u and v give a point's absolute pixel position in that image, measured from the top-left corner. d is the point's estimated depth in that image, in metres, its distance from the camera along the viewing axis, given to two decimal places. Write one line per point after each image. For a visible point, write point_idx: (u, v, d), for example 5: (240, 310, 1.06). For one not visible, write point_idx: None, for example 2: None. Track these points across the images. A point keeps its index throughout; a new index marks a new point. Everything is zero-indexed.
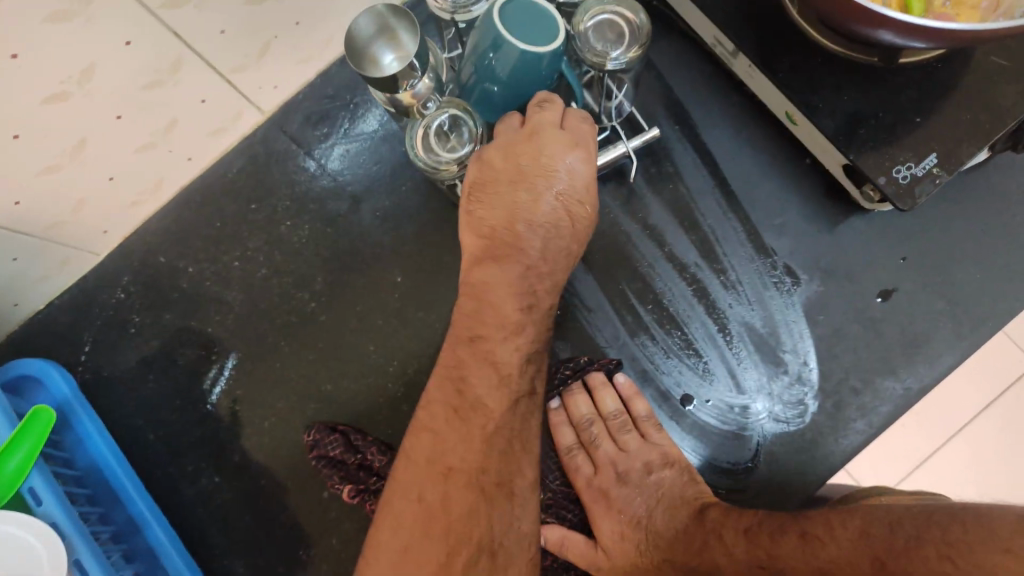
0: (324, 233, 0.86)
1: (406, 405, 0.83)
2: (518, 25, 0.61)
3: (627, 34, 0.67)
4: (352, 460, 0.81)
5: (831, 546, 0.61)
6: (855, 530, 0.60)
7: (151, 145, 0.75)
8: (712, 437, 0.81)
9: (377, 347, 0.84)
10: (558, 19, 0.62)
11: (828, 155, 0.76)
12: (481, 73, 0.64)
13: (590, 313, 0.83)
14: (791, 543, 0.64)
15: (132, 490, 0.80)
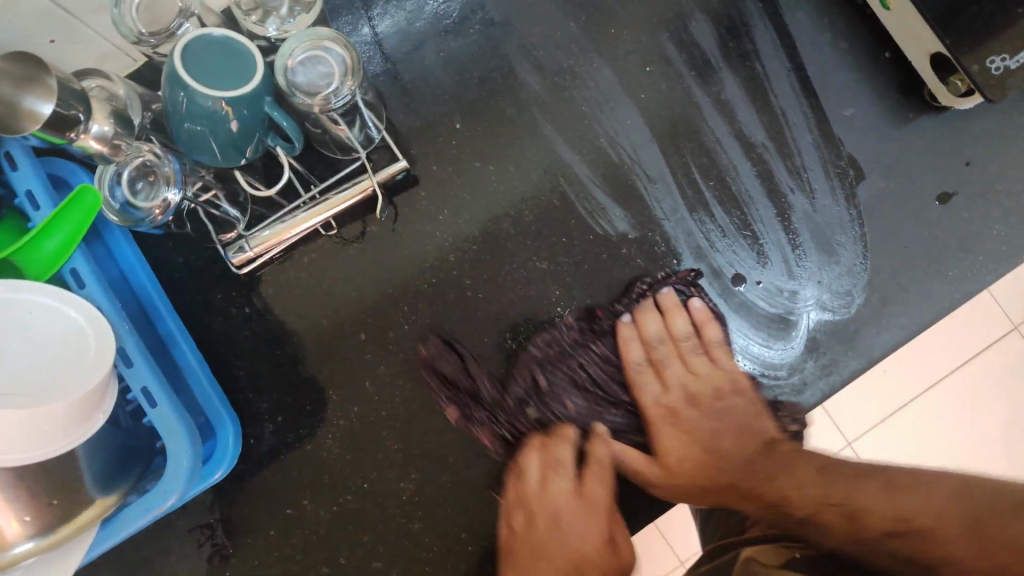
0: (385, 66, 0.82)
1: (453, 256, 0.81)
2: (205, 73, 0.61)
3: (337, 68, 0.66)
4: (463, 384, 0.80)
5: (781, 488, 0.73)
6: (953, 502, 0.64)
7: None
8: (758, 318, 0.81)
9: (430, 194, 0.81)
10: (253, 56, 0.63)
11: (916, 42, 0.75)
12: (177, 111, 0.63)
13: (651, 183, 0.82)
14: (809, 468, 0.74)
15: (158, 301, 0.73)
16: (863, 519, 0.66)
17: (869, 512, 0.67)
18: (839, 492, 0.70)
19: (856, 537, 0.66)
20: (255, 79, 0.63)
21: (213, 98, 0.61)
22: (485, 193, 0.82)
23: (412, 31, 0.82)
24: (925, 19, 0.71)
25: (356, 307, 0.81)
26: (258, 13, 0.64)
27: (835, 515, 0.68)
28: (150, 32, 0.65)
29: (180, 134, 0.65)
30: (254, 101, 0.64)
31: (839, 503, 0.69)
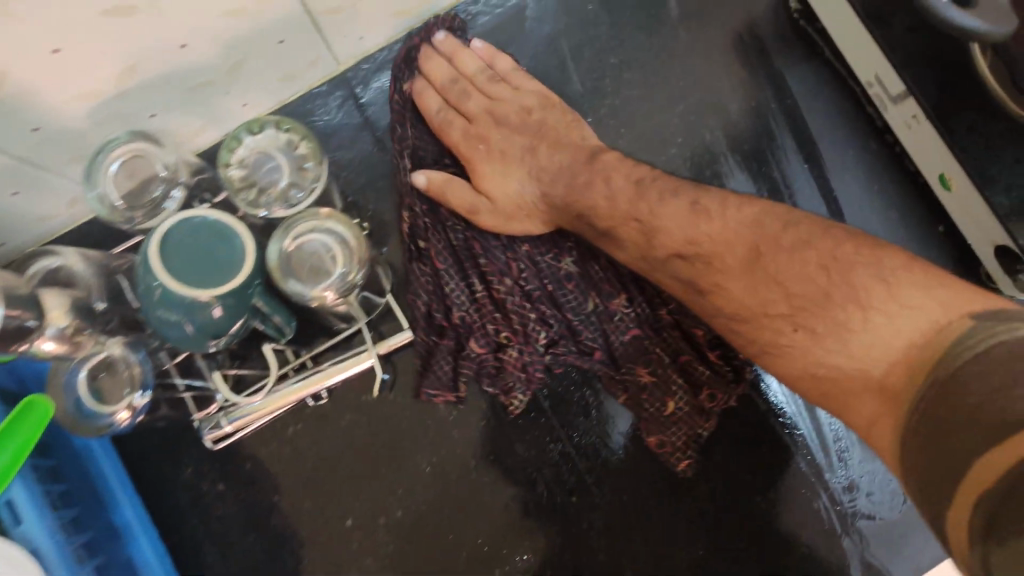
0: (388, 215, 0.74)
1: (456, 431, 0.72)
2: (188, 262, 0.54)
3: (339, 252, 0.57)
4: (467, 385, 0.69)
5: (721, 278, 0.59)
6: (878, 286, 0.50)
7: (208, 84, 0.63)
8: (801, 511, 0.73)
9: None
10: (245, 245, 0.55)
11: (981, 230, 0.68)
12: (149, 301, 0.55)
13: None
14: (673, 275, 0.62)
15: (117, 487, 0.66)
16: (816, 302, 0.53)
17: (791, 280, 0.54)
18: (736, 244, 0.58)
19: (833, 334, 0.52)
20: (245, 269, 0.55)
21: (191, 293, 0.53)
22: None
23: None
24: (995, 212, 0.64)
25: (345, 485, 0.71)
26: (252, 191, 0.57)
27: (783, 308, 0.55)
28: (129, 206, 0.57)
29: (154, 323, 0.57)
30: (241, 291, 0.55)
31: (755, 266, 0.57)
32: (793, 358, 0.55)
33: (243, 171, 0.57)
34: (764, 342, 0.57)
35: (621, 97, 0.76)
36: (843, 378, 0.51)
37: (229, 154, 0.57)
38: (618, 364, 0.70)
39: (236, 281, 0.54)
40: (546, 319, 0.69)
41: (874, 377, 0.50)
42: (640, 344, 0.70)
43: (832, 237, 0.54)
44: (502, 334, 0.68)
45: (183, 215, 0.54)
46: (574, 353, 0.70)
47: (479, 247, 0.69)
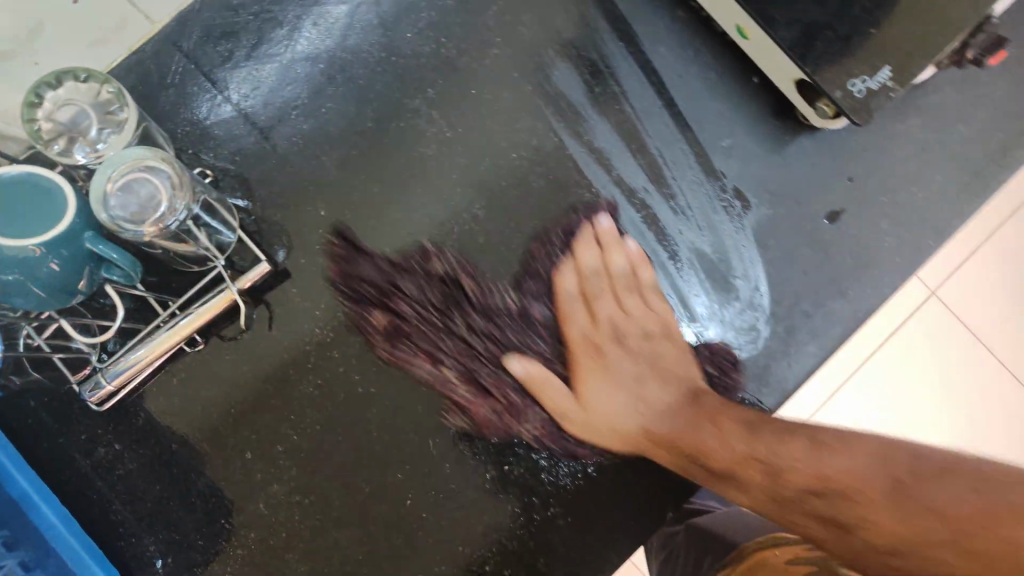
0: (232, 159, 0.76)
1: (336, 350, 0.75)
2: (9, 217, 0.55)
3: (162, 186, 0.59)
4: (355, 292, 0.76)
5: (623, 361, 0.76)
6: (768, 420, 0.65)
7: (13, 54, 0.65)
8: None
9: (301, 292, 0.75)
10: (63, 191, 0.56)
11: (780, 70, 0.73)
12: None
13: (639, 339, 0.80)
14: (631, 353, 0.76)
15: (10, 466, 0.67)
16: (698, 379, 0.73)
17: (707, 384, 0.72)
18: (681, 366, 0.75)
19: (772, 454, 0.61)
20: (68, 213, 0.56)
21: (16, 245, 0.54)
22: (364, 278, 0.76)
23: (256, 117, 0.77)
24: (783, 48, 0.69)
25: (240, 421, 0.74)
26: (63, 140, 0.58)
27: (669, 396, 0.72)
28: None
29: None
30: (69, 239, 0.57)
31: (682, 383, 0.73)
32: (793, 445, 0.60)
33: (52, 123, 0.58)
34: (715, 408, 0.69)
35: (435, 12, 0.79)
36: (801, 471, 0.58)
37: (31, 110, 0.57)
38: (510, 403, 0.76)
39: (58, 228, 0.56)
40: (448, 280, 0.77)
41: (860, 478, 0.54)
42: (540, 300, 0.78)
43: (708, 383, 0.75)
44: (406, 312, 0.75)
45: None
46: (488, 404, 0.75)
47: (391, 271, 0.76)
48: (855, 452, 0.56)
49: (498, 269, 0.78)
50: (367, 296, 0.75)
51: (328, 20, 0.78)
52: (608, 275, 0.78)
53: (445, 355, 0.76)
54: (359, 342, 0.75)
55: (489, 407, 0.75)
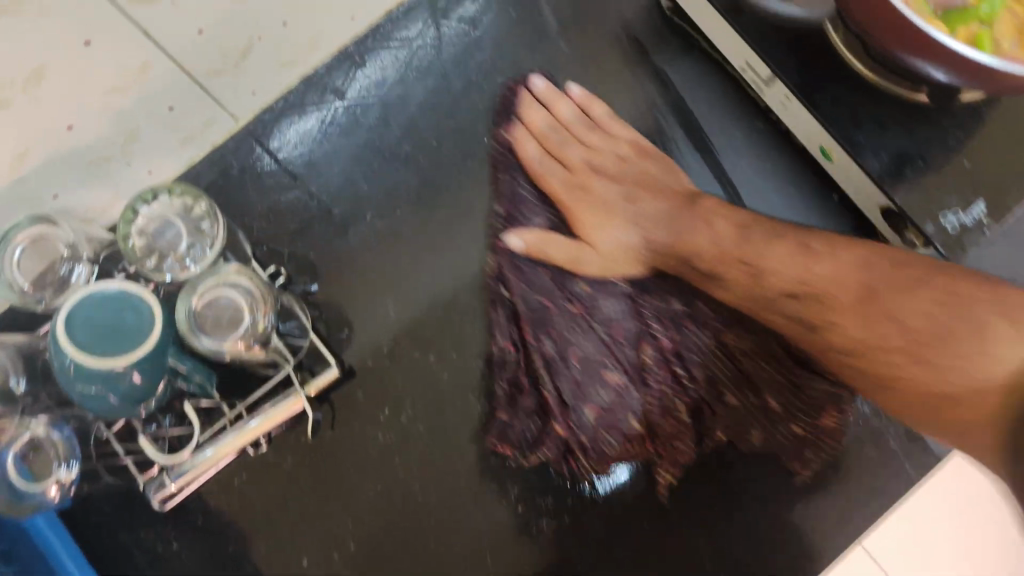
0: (302, 249, 0.78)
1: (399, 457, 0.74)
2: (98, 335, 0.56)
3: (244, 303, 0.60)
4: (516, 448, 0.75)
5: (838, 318, 0.68)
6: (999, 320, 0.62)
7: (106, 159, 0.66)
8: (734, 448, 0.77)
9: (366, 393, 0.75)
10: (152, 310, 0.57)
11: (865, 195, 0.71)
12: (66, 377, 0.56)
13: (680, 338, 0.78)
14: (779, 316, 0.72)
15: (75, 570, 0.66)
16: (928, 341, 0.64)
17: (908, 317, 0.65)
18: (846, 283, 0.67)
19: (924, 361, 0.65)
20: (154, 333, 0.56)
21: (103, 365, 0.55)
22: (430, 383, 0.76)
23: (331, 213, 0.79)
24: (872, 177, 0.67)
25: (297, 524, 0.73)
26: (155, 257, 0.59)
27: (895, 339, 0.66)
28: (39, 288, 0.60)
29: (77, 397, 0.59)
30: (155, 355, 0.57)
31: (868, 305, 0.66)
32: (907, 387, 0.66)
33: (144, 240, 0.59)
34: (882, 373, 0.67)
35: (508, 117, 0.81)
36: (949, 400, 0.64)
37: (125, 227, 0.59)
38: (664, 405, 0.77)
39: (147, 346, 0.56)
40: (553, 395, 0.75)
41: (993, 397, 0.62)
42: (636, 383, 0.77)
43: (925, 258, 0.66)
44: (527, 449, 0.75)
45: (87, 290, 0.56)
46: (657, 457, 0.76)
47: (503, 417, 0.75)
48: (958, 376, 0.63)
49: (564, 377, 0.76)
50: (497, 440, 0.74)
51: (401, 118, 0.81)
52: (564, 126, 0.81)
53: (579, 441, 0.75)
54: (421, 451, 0.75)
55: (659, 449, 0.76)
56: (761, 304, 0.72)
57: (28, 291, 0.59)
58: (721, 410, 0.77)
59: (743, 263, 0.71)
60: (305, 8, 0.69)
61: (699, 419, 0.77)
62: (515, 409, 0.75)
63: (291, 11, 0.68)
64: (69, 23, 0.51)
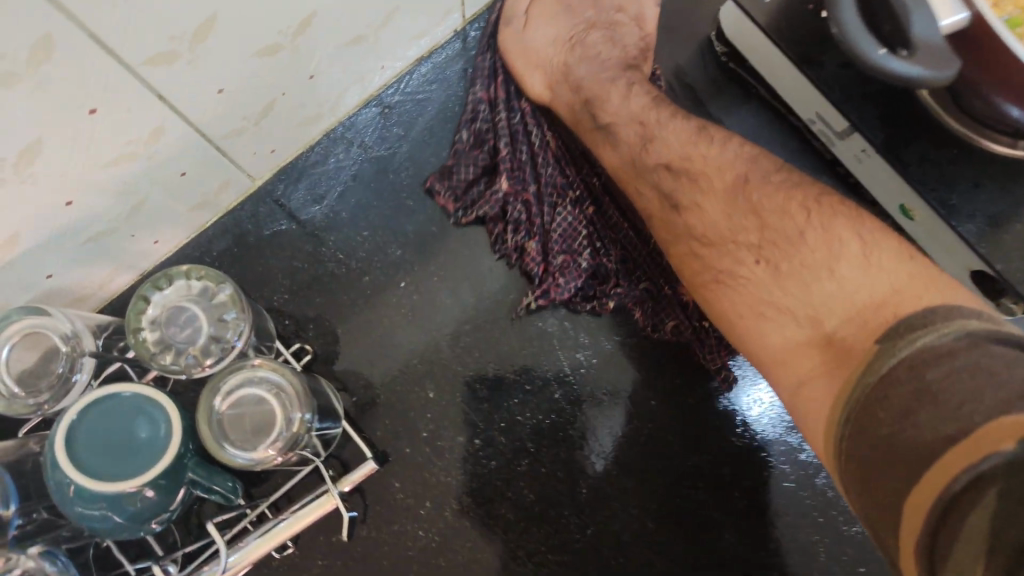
0: (333, 325, 0.69)
1: (443, 559, 0.66)
2: (110, 449, 0.46)
3: (278, 407, 0.51)
4: (465, 179, 0.70)
5: (704, 195, 0.58)
6: (853, 243, 0.49)
7: (108, 232, 0.58)
8: (810, 513, 0.68)
9: (404, 487, 0.66)
10: (169, 415, 0.48)
11: (952, 257, 0.60)
12: (64, 494, 0.46)
13: (590, 239, 0.68)
14: (649, 186, 0.62)
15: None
16: (775, 240, 0.53)
17: (771, 215, 0.54)
18: (730, 168, 0.57)
19: (794, 274, 0.51)
20: (173, 443, 0.48)
21: (114, 488, 0.45)
22: (475, 471, 0.67)
23: (362, 285, 0.69)
24: (970, 240, 0.58)
25: None
26: (171, 352, 0.51)
27: (752, 235, 0.54)
28: (34, 391, 0.50)
29: (75, 518, 0.48)
30: (173, 468, 0.48)
31: (737, 195, 0.56)
32: (741, 294, 0.55)
33: (156, 333, 0.51)
34: (721, 269, 0.57)
35: None
36: (775, 318, 0.52)
37: (136, 321, 0.51)
38: (614, 243, 0.69)
39: (168, 459, 0.47)
40: (595, 476, 0.67)
41: (823, 330, 0.48)
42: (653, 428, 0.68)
43: (789, 180, 0.55)
44: (579, 543, 0.66)
45: (93, 397, 0.47)
46: (608, 292, 0.68)
47: (538, 508, 0.67)
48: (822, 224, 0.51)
49: (623, 458, 0.68)
50: (450, 192, 0.70)
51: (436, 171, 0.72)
52: None
53: (541, 266, 0.68)
54: (466, 550, 0.66)
55: (611, 289, 0.68)
56: (643, 151, 0.62)
57: (18, 395, 0.50)
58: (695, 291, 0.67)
59: (642, 132, 0.62)
60: (332, 59, 0.62)
61: (660, 280, 0.68)
62: (562, 499, 0.67)
63: (317, 64, 0.61)
64: (70, 91, 0.44)
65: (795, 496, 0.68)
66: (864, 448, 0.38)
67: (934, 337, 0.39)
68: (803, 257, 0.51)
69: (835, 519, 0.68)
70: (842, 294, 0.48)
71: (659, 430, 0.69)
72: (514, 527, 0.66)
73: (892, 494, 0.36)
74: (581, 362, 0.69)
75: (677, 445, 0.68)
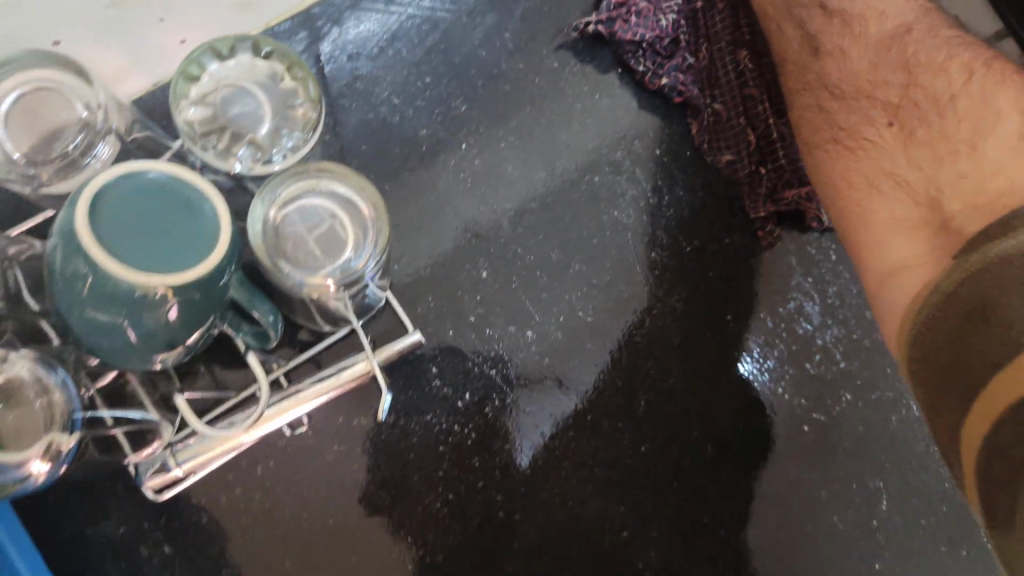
0: (379, 180, 0.59)
1: (476, 457, 0.57)
2: (143, 234, 0.36)
3: (344, 225, 0.42)
4: None
5: (852, 41, 0.56)
6: (1013, 120, 0.50)
7: (142, 4, 0.47)
8: (877, 458, 0.62)
9: (441, 373, 0.57)
10: (218, 215, 0.38)
11: None
12: (73, 294, 0.38)
13: (683, 29, 0.62)
14: (794, 26, 0.58)
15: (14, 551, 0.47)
16: (911, 103, 0.54)
17: (921, 73, 0.54)
18: (890, 18, 0.56)
19: (927, 143, 0.52)
20: (217, 251, 0.38)
21: (138, 287, 0.36)
22: (524, 367, 0.59)
23: (417, 141, 0.60)
24: None
25: (332, 534, 0.55)
26: (222, 136, 0.40)
27: (892, 90, 0.55)
28: (35, 160, 0.40)
29: (78, 326, 0.39)
30: (211, 281, 0.39)
31: (891, 46, 0.55)
32: (868, 154, 0.55)
33: (203, 111, 0.40)
34: (844, 126, 0.57)
35: None
36: (893, 189, 0.53)
37: (191, 70, 0.41)
38: (712, 48, 0.62)
39: (207, 268, 0.37)
40: (652, 383, 0.60)
41: (943, 212, 0.50)
42: (709, 315, 0.61)
43: (950, 45, 0.53)
44: (631, 459, 0.59)
45: (129, 166, 0.37)
46: (670, 63, 0.62)
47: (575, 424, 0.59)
48: (949, 92, 0.52)
49: (688, 373, 0.61)
50: None
51: (519, 35, 0.62)
52: None
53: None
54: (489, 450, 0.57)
55: (675, 66, 0.62)
56: None
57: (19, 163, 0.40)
58: (775, 135, 0.61)
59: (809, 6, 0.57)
60: None
61: (738, 106, 0.61)
62: (618, 409, 0.59)
63: None
64: None
65: (864, 435, 0.62)
66: (932, 333, 0.47)
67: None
68: (931, 89, 0.53)
69: (904, 465, 0.62)
70: (954, 164, 0.51)
71: (731, 349, 0.61)
72: (562, 434, 0.59)
73: (952, 401, 0.46)
74: (656, 261, 0.61)
75: (747, 363, 0.61)
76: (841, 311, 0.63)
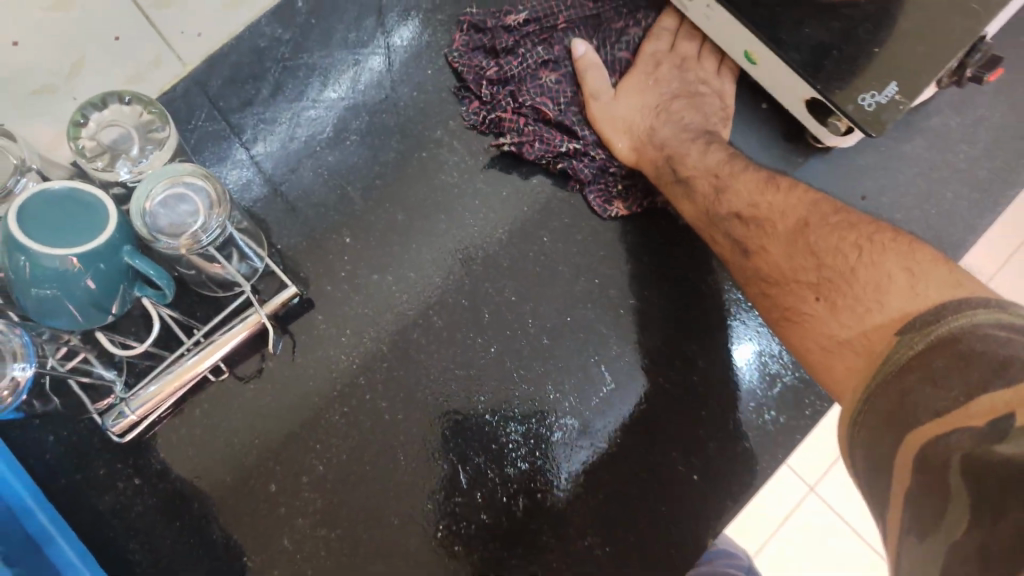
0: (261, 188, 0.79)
1: (364, 377, 0.75)
2: (57, 228, 0.56)
3: (202, 203, 0.60)
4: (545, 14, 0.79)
5: (769, 240, 0.67)
6: (901, 276, 0.55)
7: (51, 90, 0.66)
8: (686, 328, 0.77)
9: (327, 318, 0.76)
10: (106, 206, 0.58)
11: (788, 90, 0.75)
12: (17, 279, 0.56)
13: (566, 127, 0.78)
14: (722, 234, 0.71)
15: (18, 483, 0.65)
16: (835, 283, 0.60)
17: (824, 250, 0.62)
18: (792, 215, 0.66)
19: (850, 309, 0.58)
20: (109, 231, 0.57)
21: (60, 261, 0.55)
22: (390, 304, 0.77)
23: (289, 155, 0.80)
24: (794, 70, 0.71)
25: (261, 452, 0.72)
26: (105, 158, 0.61)
27: (812, 274, 0.62)
28: None
29: (26, 302, 0.57)
30: (110, 253, 0.57)
31: (797, 238, 0.65)
32: (808, 327, 0.61)
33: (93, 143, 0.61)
34: (787, 306, 0.64)
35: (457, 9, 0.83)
36: (838, 349, 0.58)
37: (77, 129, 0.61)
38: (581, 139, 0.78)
39: (103, 242, 0.57)
40: (492, 299, 0.77)
41: (875, 352, 0.54)
42: (528, 241, 0.79)
43: (845, 225, 0.62)
44: (484, 359, 0.76)
45: (41, 186, 0.56)
46: (551, 131, 0.77)
47: (570, 448, 0.75)
48: (872, 256, 0.59)
49: (520, 289, 0.78)
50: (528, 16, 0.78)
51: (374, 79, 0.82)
52: None
53: (508, 99, 0.78)
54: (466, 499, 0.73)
55: (556, 133, 0.77)
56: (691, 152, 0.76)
57: None
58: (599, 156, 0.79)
59: (715, 177, 0.73)
60: None
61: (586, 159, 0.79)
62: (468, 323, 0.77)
63: None
64: None
65: (671, 311, 0.78)
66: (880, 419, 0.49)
67: (954, 324, 0.49)
68: (840, 263, 0.60)
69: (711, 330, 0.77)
70: (883, 307, 0.55)
71: (551, 261, 0.79)
72: (426, 348, 0.76)
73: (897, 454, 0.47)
74: (478, 208, 0.80)
75: (566, 273, 0.78)
76: (635, 218, 0.80)
